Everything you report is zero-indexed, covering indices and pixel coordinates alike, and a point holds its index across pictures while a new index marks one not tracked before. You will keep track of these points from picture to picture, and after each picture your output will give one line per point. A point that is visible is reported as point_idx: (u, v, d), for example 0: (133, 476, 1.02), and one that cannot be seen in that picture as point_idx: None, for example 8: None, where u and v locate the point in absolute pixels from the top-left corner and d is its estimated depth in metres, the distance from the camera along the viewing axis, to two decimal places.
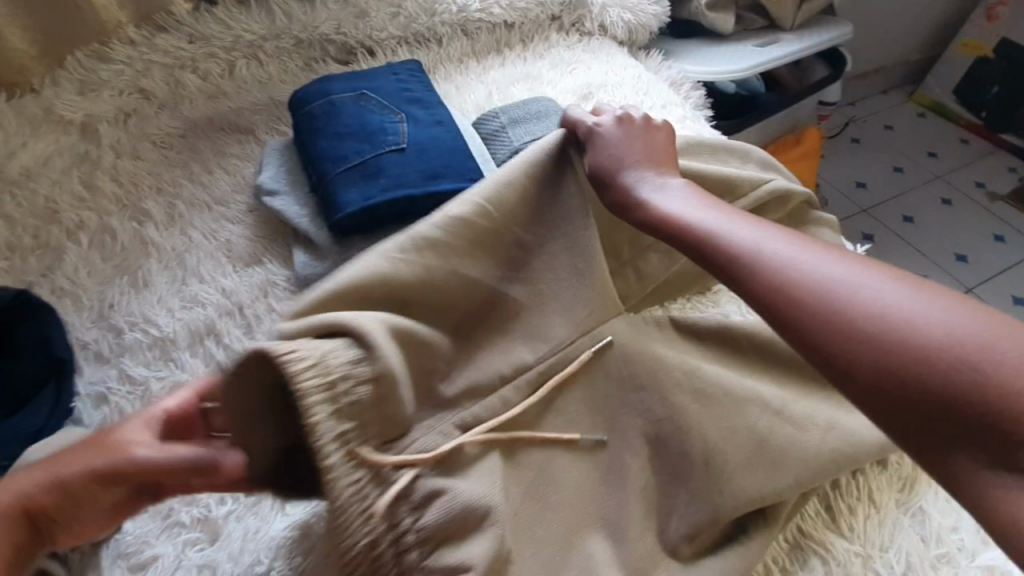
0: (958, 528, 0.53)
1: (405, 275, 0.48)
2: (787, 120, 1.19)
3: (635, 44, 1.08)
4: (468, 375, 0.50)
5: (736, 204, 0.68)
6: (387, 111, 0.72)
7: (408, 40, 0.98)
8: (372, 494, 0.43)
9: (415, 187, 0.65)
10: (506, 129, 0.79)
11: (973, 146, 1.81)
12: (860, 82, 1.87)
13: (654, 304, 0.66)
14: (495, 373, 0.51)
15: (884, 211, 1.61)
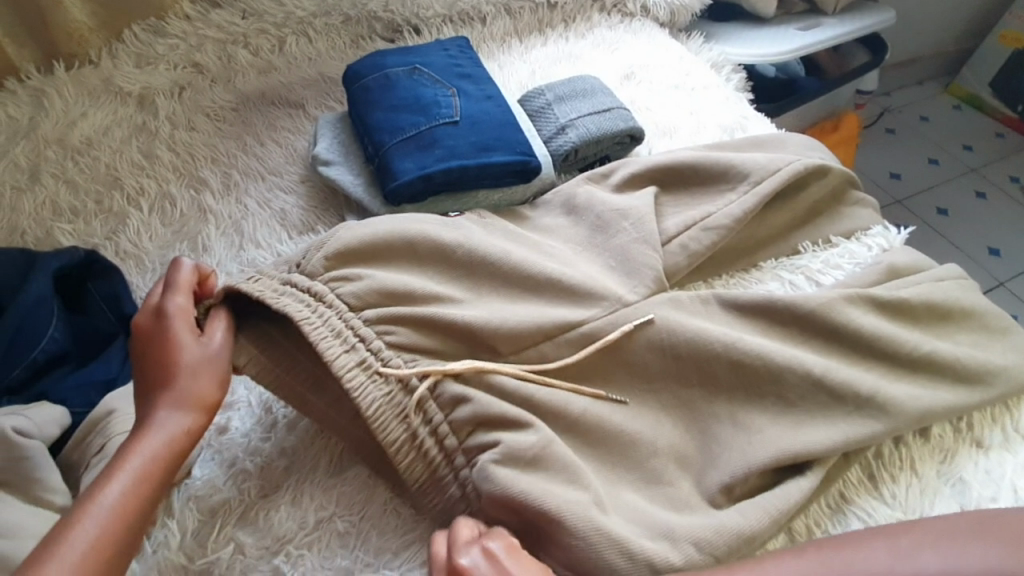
0: (996, 497, 0.55)
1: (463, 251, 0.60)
2: (824, 107, 1.19)
3: (676, 26, 1.09)
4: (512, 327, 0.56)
5: (778, 179, 0.69)
6: (440, 85, 0.74)
7: (452, 19, 0.99)
8: (403, 398, 0.53)
9: (468, 158, 0.68)
10: (552, 106, 0.81)
11: (1009, 139, 1.77)
12: (896, 71, 1.84)
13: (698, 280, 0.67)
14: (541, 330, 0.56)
15: (917, 203, 1.59)
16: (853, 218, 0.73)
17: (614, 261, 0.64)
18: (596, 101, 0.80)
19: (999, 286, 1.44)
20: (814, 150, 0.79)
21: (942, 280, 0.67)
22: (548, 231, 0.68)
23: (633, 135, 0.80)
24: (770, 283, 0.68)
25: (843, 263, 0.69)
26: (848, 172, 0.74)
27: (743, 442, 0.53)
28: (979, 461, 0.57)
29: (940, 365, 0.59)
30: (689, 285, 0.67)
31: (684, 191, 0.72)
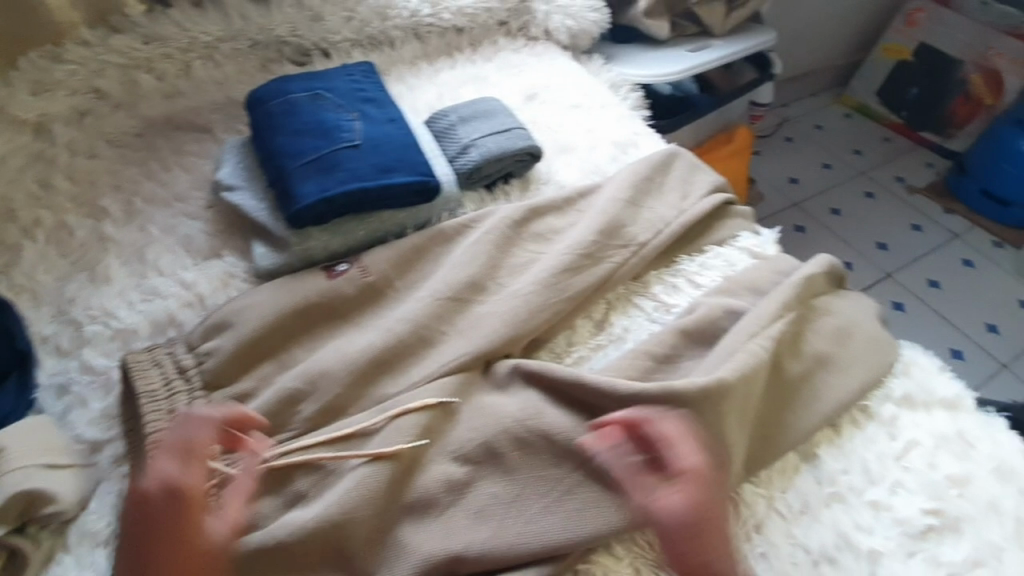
0: (848, 470, 0.59)
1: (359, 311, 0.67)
2: (718, 121, 1.33)
3: (578, 48, 1.16)
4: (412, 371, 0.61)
5: (653, 209, 0.79)
6: (343, 110, 0.76)
7: (362, 43, 1.02)
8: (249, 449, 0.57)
9: (369, 179, 0.70)
10: (455, 127, 0.85)
11: (896, 143, 1.96)
12: (793, 85, 2.02)
13: (598, 298, 0.72)
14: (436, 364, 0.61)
15: (813, 204, 1.75)
16: (729, 227, 0.82)
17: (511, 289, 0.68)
18: (497, 123, 0.85)
19: (886, 277, 1.59)
20: (699, 169, 0.87)
21: (818, 272, 0.71)
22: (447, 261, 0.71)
23: (532, 154, 0.86)
24: (655, 288, 0.74)
25: (720, 267, 0.76)
26: (726, 196, 0.84)
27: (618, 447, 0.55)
28: (834, 440, 0.60)
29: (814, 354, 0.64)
30: (587, 292, 0.70)
31: (579, 206, 0.80)
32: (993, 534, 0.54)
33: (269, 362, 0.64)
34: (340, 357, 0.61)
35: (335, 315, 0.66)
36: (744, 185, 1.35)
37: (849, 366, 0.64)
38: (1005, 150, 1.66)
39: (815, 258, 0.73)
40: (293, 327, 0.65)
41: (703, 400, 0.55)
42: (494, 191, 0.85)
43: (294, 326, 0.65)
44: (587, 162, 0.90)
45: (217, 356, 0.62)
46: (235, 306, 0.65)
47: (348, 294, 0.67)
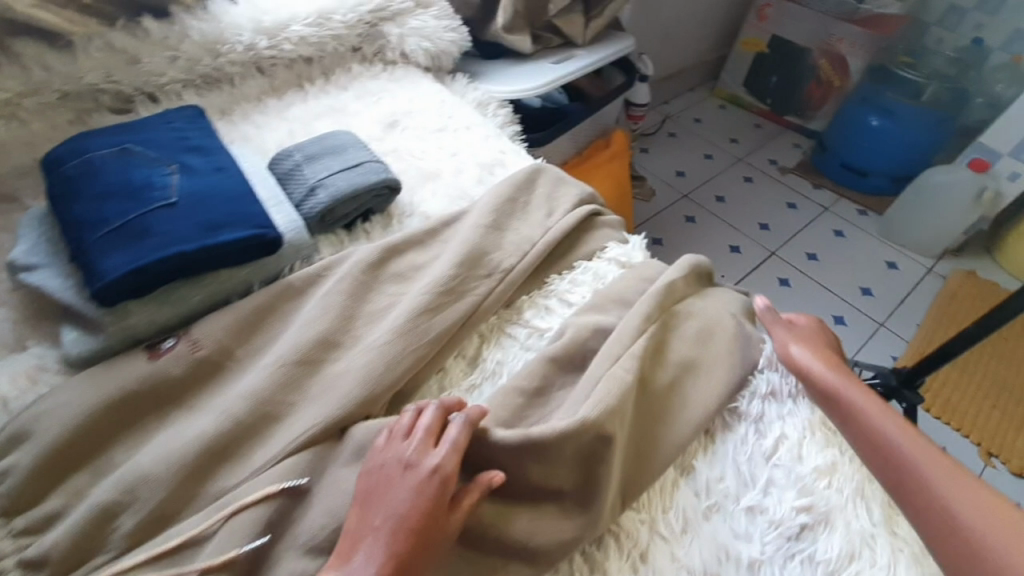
0: (722, 477, 0.60)
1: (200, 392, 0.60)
2: (594, 127, 1.35)
3: (441, 69, 1.13)
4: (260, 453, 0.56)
5: (518, 232, 0.77)
6: (157, 164, 0.69)
7: (195, 83, 0.94)
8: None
9: (191, 241, 0.62)
10: (301, 167, 0.79)
11: (765, 129, 2.12)
12: (668, 83, 2.12)
13: (468, 334, 0.69)
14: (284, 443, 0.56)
15: (700, 194, 1.83)
16: (597, 239, 0.82)
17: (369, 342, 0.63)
18: (346, 158, 0.80)
19: (772, 256, 1.69)
20: (565, 183, 0.86)
21: (681, 279, 0.72)
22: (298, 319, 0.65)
23: (391, 186, 0.80)
24: (527, 314, 0.72)
25: (589, 282, 0.76)
26: (592, 208, 0.83)
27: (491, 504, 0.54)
28: (707, 449, 0.62)
29: (677, 363, 0.65)
30: (455, 329, 0.67)
31: (441, 238, 0.77)
32: (863, 521, 0.57)
33: (94, 467, 0.56)
34: (171, 455, 0.54)
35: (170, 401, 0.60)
36: (628, 186, 1.38)
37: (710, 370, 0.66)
38: (854, 126, 1.82)
39: (677, 262, 0.74)
40: (116, 421, 0.58)
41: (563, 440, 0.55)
42: (354, 231, 0.80)
43: (118, 420, 0.58)
44: (453, 187, 0.87)
45: (23, 472, 0.54)
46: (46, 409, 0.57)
47: (186, 376, 0.60)
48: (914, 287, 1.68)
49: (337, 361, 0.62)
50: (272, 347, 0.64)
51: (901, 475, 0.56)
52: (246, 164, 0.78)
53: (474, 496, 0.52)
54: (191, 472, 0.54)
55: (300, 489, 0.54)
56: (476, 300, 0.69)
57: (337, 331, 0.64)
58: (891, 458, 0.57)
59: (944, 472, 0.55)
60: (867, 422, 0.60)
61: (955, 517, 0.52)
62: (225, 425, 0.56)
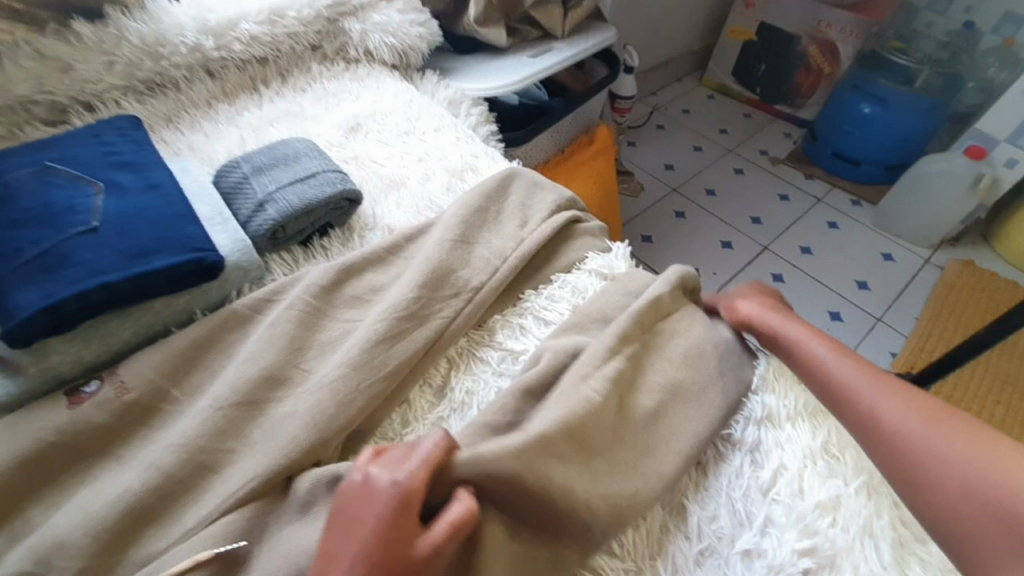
0: (716, 516, 0.55)
1: (129, 443, 0.54)
2: (577, 123, 1.29)
3: (409, 66, 1.06)
4: (196, 512, 0.49)
5: (490, 245, 0.71)
6: (80, 184, 0.62)
7: (137, 89, 0.86)
8: None
9: (113, 271, 0.55)
10: (249, 179, 0.72)
11: (755, 118, 2.06)
12: (655, 74, 2.05)
13: (435, 361, 0.62)
14: (223, 500, 0.49)
15: (690, 188, 1.77)
16: (576, 249, 0.75)
17: (321, 378, 0.56)
18: (299, 168, 0.73)
19: (765, 250, 1.63)
20: (541, 187, 0.80)
21: (668, 293, 0.66)
22: (245, 353, 0.59)
23: (350, 198, 0.73)
24: (500, 336, 0.66)
25: (567, 297, 0.70)
26: (571, 214, 0.77)
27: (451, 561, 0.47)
28: (698, 483, 0.57)
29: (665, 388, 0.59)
30: (418, 358, 0.61)
31: (406, 253, 0.70)
32: (871, 563, 0.51)
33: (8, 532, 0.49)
34: (90, 518, 0.48)
35: (94, 452, 0.53)
36: (614, 184, 1.31)
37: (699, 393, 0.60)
38: (846, 114, 1.76)
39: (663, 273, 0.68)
40: (32, 481, 0.51)
41: (538, 483, 0.47)
42: (311, 248, 0.73)
43: (36, 479, 0.51)
44: (420, 196, 0.80)
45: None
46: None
47: (117, 424, 0.54)
48: (911, 279, 1.62)
49: (287, 399, 0.56)
50: (211, 385, 0.57)
51: (865, 421, 0.54)
52: (188, 178, 0.71)
53: (453, 520, 0.44)
54: (117, 537, 0.48)
55: (235, 554, 0.47)
56: (445, 323, 0.63)
57: (287, 366, 0.58)
58: (850, 405, 0.55)
59: (912, 411, 0.53)
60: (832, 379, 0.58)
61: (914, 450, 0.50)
62: (155, 480, 0.50)
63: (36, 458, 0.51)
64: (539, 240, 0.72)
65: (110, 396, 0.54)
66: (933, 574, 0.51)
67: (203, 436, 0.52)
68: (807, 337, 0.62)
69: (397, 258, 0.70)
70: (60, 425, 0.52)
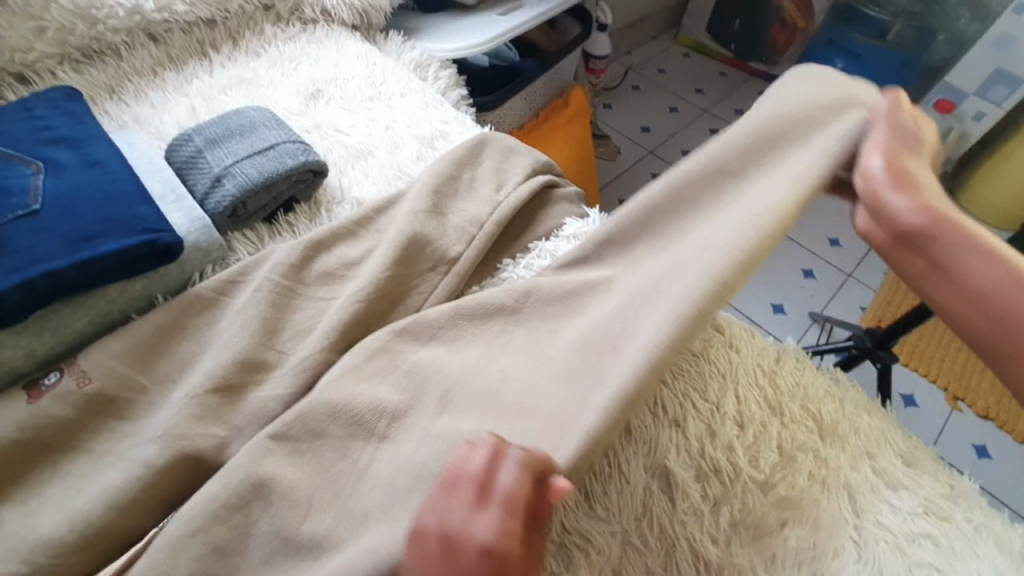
0: None
1: (93, 436, 0.51)
2: (550, 85, 1.25)
3: (371, 27, 1.00)
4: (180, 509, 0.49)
5: (466, 214, 0.68)
6: (14, 163, 0.57)
7: (73, 58, 0.79)
8: None
9: (57, 257, 0.51)
10: (203, 153, 0.67)
11: (730, 77, 2.03)
12: (629, 32, 1.99)
13: None
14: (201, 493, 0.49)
15: (666, 149, 1.75)
16: (552, 216, 0.73)
17: (298, 362, 0.55)
18: (256, 139, 0.68)
19: None
20: (516, 153, 0.77)
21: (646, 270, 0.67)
22: (214, 339, 0.57)
23: (314, 169, 0.69)
24: None
25: (546, 266, 0.68)
26: (545, 179, 0.74)
27: None
28: None
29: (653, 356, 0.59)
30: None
31: (377, 225, 0.68)
32: (845, 513, 0.53)
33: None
34: (64, 517, 0.45)
35: (56, 449, 0.50)
36: (590, 149, 1.29)
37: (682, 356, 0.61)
38: (819, 70, 1.75)
39: None
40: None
41: None
42: (275, 225, 0.70)
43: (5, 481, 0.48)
44: (388, 165, 0.77)
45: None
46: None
47: (90, 420, 0.51)
48: None
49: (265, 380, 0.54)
50: (183, 375, 0.54)
51: None
52: (134, 154, 0.66)
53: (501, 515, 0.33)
54: (99, 536, 0.45)
55: (224, 545, 0.45)
56: (430, 303, 0.62)
57: (260, 349, 0.56)
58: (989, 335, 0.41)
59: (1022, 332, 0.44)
60: None
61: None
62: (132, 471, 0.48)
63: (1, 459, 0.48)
64: (514, 210, 0.70)
65: (67, 391, 0.51)
66: (905, 519, 0.52)
67: (173, 426, 0.50)
68: None
69: (369, 233, 0.67)
70: (11, 421, 0.49)
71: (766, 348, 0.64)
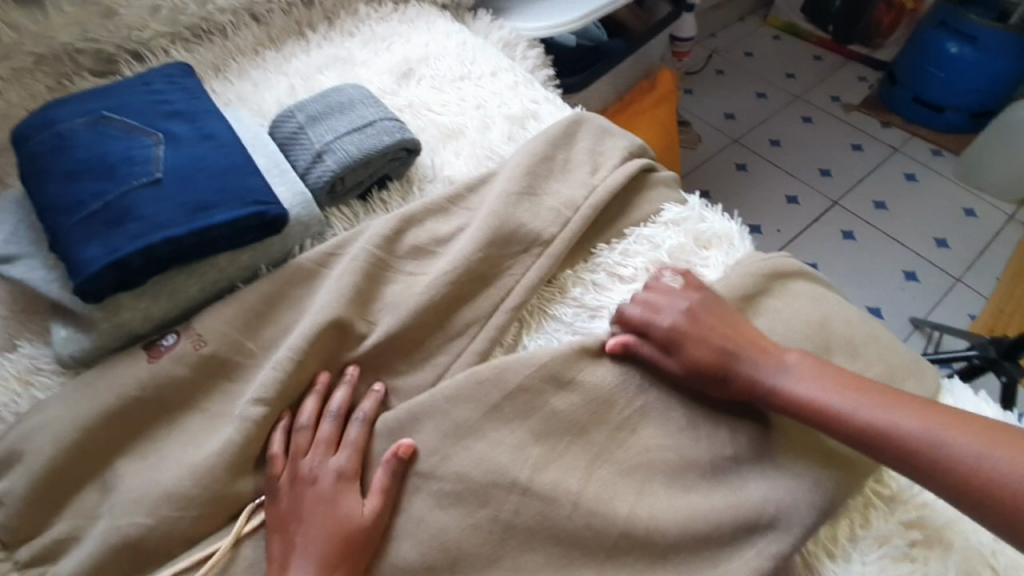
0: None
1: (205, 397, 0.53)
2: (636, 68, 1.19)
3: (460, 6, 0.98)
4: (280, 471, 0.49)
5: (563, 197, 0.65)
6: (136, 134, 0.58)
7: (183, 36, 0.82)
8: None
9: (177, 226, 0.53)
10: (305, 129, 0.68)
11: (826, 60, 1.87)
12: (715, 13, 1.88)
13: (513, 322, 0.59)
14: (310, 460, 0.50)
15: (752, 138, 1.64)
16: (650, 201, 0.69)
17: (398, 341, 0.56)
18: (354, 116, 0.68)
19: (834, 205, 1.51)
20: (612, 135, 0.73)
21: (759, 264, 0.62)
22: None
23: (409, 147, 0.69)
24: (573, 291, 0.62)
25: (645, 252, 0.65)
26: (643, 164, 0.70)
27: (522, 504, 0.48)
28: None
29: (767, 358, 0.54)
30: (506, 323, 0.58)
31: (470, 203, 0.66)
32: (980, 536, 0.47)
33: (101, 482, 0.49)
34: (184, 474, 0.48)
35: (172, 408, 0.52)
36: (675, 134, 1.22)
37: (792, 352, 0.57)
38: (928, 54, 1.58)
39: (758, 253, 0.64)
40: (121, 437, 0.50)
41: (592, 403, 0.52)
42: (369, 202, 0.70)
43: (130, 436, 0.50)
44: (479, 145, 0.75)
45: (26, 501, 0.47)
46: (39, 428, 0.49)
47: (204, 384, 0.53)
48: (996, 235, 1.48)
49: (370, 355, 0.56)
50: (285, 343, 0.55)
51: (907, 454, 0.45)
52: (242, 130, 0.67)
53: None
54: (218, 491, 0.48)
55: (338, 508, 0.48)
56: (523, 287, 0.60)
57: (359, 325, 0.56)
58: (980, 494, 0.43)
59: (936, 426, 0.46)
60: (868, 432, 0.47)
61: (971, 472, 0.43)
62: (245, 432, 0.50)
63: (127, 414, 0.50)
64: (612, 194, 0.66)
65: (179, 355, 0.52)
66: None
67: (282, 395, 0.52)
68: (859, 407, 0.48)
69: (462, 212, 0.65)
70: (132, 378, 0.51)
71: (894, 353, 0.58)
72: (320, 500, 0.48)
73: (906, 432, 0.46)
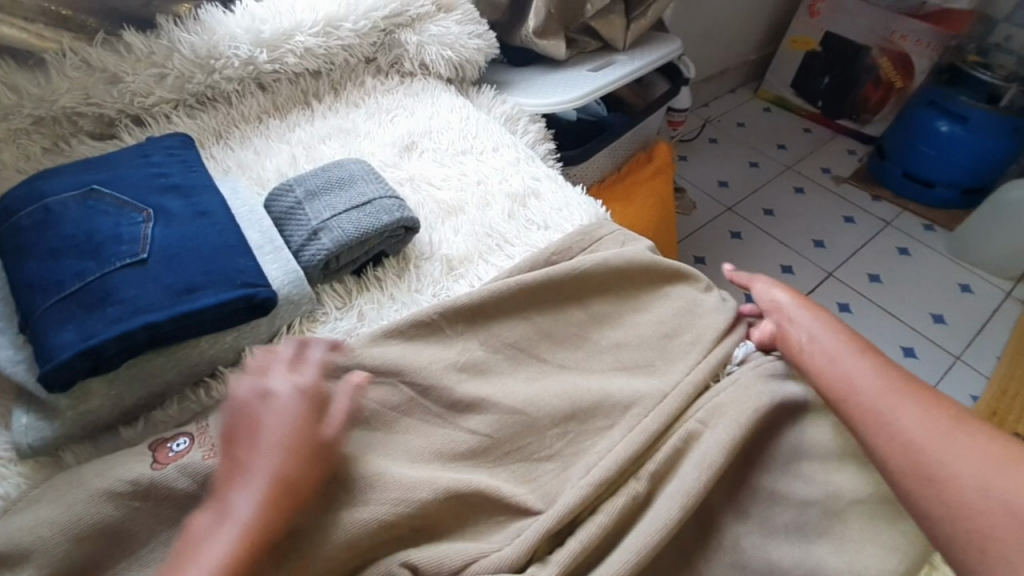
0: None
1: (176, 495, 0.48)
2: (635, 140, 1.22)
3: (464, 80, 1.01)
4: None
5: (560, 289, 0.65)
6: (127, 209, 0.57)
7: (187, 103, 0.82)
8: None
9: (160, 309, 0.50)
10: (302, 204, 0.67)
11: (816, 134, 1.94)
12: (709, 85, 1.95)
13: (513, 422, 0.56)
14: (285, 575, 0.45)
15: (746, 207, 1.67)
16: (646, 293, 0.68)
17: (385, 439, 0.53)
18: (354, 193, 0.68)
19: (829, 277, 1.51)
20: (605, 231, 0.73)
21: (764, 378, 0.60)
22: None
23: (407, 225, 0.67)
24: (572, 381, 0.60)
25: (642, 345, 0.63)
26: (670, 264, 0.70)
27: None
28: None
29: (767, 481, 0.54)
30: (505, 416, 0.56)
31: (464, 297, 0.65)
32: None
33: None
34: None
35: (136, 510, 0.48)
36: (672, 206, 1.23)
37: (794, 462, 0.55)
38: (918, 132, 1.64)
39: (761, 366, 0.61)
40: (89, 545, 0.46)
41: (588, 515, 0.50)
42: (363, 279, 0.68)
43: (100, 542, 0.46)
44: (479, 222, 0.75)
45: None
46: None
47: (179, 483, 0.48)
48: (991, 314, 1.48)
49: (359, 440, 0.54)
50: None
51: (846, 389, 0.55)
52: (237, 202, 0.66)
53: None
54: None
55: None
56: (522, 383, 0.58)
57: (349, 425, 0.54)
58: (888, 433, 0.51)
59: (896, 389, 0.54)
60: (822, 366, 0.58)
61: (899, 423, 0.51)
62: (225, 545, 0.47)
63: (97, 518, 0.46)
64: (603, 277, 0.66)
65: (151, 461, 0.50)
66: None
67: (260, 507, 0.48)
68: (833, 350, 0.59)
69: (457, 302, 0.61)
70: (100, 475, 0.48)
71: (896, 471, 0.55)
72: (284, 415, 0.49)
73: (849, 366, 0.57)
